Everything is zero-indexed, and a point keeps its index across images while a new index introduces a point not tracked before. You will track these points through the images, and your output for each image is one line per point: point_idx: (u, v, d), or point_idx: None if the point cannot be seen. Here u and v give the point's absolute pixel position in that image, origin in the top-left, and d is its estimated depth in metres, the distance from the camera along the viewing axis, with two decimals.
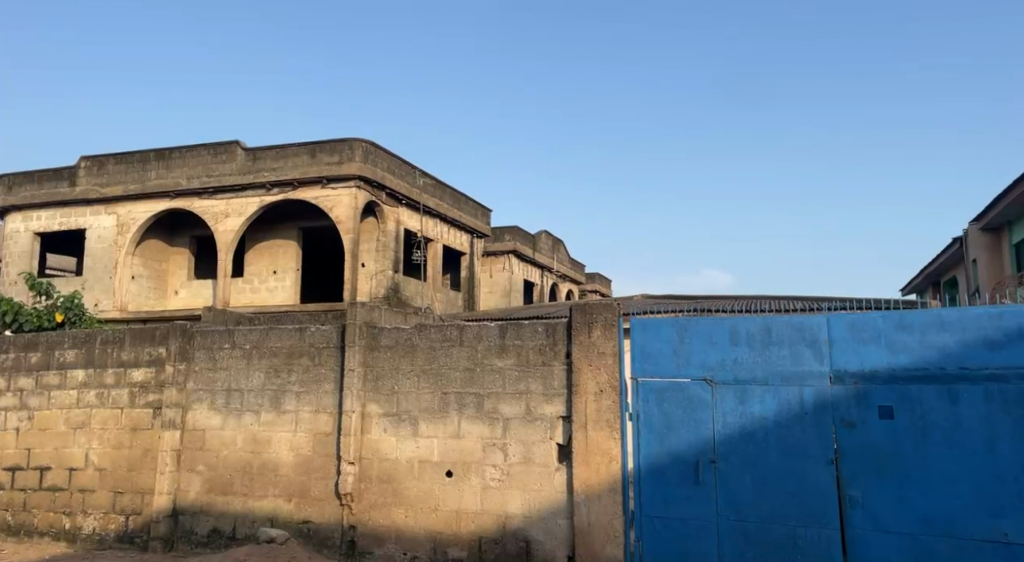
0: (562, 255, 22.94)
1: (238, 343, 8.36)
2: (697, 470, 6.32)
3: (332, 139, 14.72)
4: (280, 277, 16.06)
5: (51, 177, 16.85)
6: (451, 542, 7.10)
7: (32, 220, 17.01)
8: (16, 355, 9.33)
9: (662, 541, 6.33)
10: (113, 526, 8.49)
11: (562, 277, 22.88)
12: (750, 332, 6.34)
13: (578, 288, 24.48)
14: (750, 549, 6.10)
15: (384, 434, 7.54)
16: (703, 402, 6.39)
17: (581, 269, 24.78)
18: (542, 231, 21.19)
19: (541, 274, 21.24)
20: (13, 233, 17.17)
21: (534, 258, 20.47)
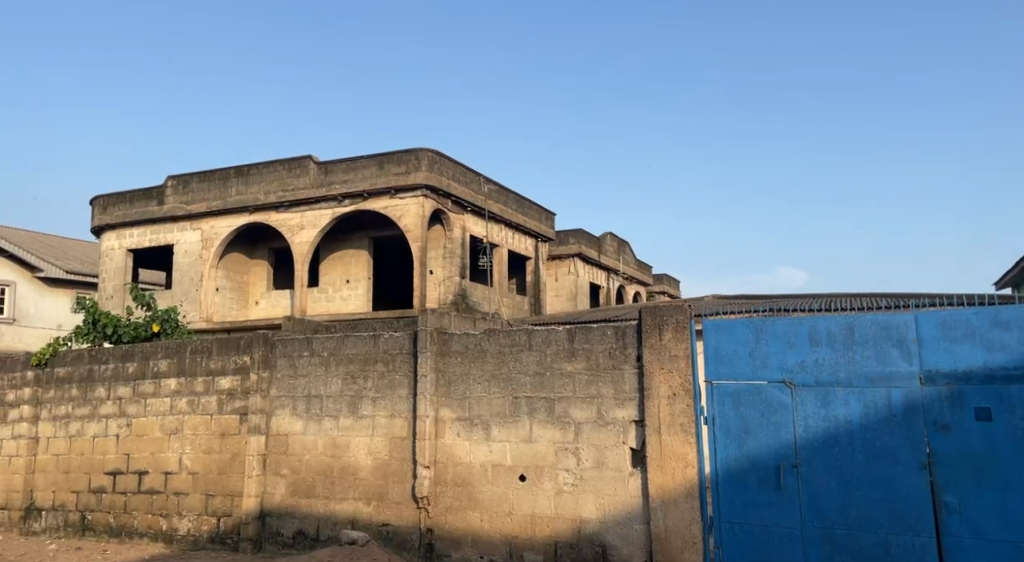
0: (629, 256, 22.87)
1: (316, 351, 8.66)
2: (778, 475, 6.31)
3: (399, 150, 15.05)
4: (353, 286, 16.50)
5: (141, 197, 17.70)
6: (528, 546, 7.23)
7: (125, 237, 17.90)
8: (115, 366, 9.86)
9: (744, 547, 6.34)
10: (206, 527, 8.90)
11: (629, 279, 22.82)
12: (832, 333, 6.31)
13: (645, 289, 24.36)
14: (838, 557, 6.06)
15: (457, 437, 7.74)
16: (783, 404, 6.38)
17: (649, 270, 24.66)
18: (608, 233, 21.18)
19: (607, 277, 21.22)
20: (109, 250, 18.13)
21: (600, 260, 20.47)
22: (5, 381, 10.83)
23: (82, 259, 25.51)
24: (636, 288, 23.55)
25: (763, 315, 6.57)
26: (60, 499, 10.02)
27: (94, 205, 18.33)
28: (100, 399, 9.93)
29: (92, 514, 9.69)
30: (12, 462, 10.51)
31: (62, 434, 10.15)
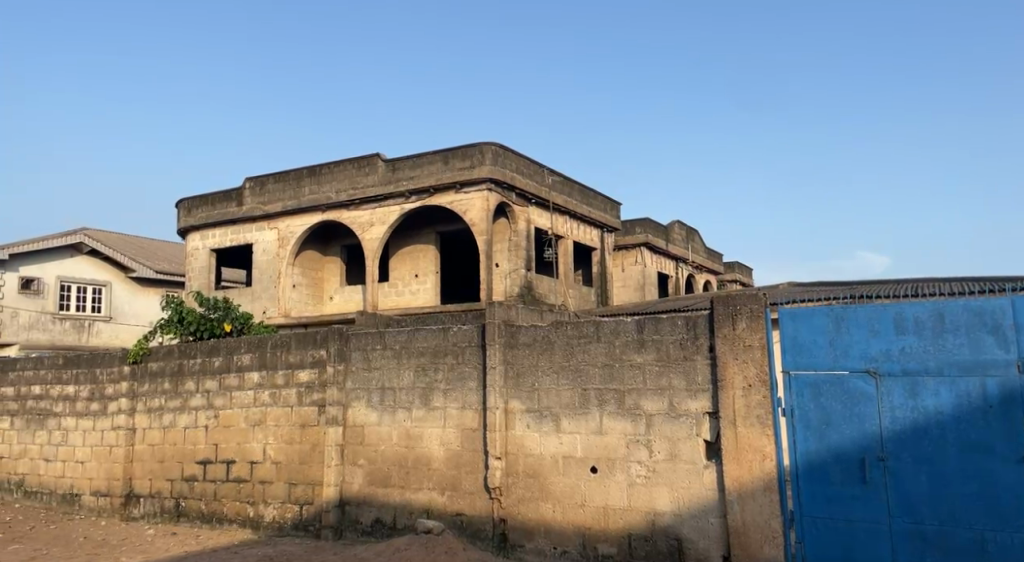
0: (697, 245, 22.64)
1: (389, 344, 8.91)
2: (863, 469, 6.26)
3: (463, 145, 15.24)
4: (421, 280, 16.87)
5: (222, 199, 18.43)
6: (601, 538, 7.33)
7: (208, 238, 18.68)
8: (203, 360, 10.33)
9: (828, 542, 6.32)
10: (290, 515, 9.28)
11: (698, 267, 22.60)
12: (919, 320, 6.22)
13: (716, 278, 24.08)
14: (928, 553, 5.99)
15: (527, 429, 7.89)
16: (867, 395, 6.32)
17: (719, 258, 24.37)
18: (675, 221, 21.00)
19: (675, 266, 21.07)
20: (195, 251, 18.95)
21: (668, 249, 20.32)
22: (103, 375, 11.44)
23: (168, 260, 26.63)
24: (706, 277, 23.32)
25: (844, 303, 6.52)
26: (156, 486, 10.57)
27: (179, 208, 19.17)
28: (189, 391, 10.41)
29: (184, 501, 10.21)
30: (112, 452, 11.13)
31: (156, 426, 10.70)
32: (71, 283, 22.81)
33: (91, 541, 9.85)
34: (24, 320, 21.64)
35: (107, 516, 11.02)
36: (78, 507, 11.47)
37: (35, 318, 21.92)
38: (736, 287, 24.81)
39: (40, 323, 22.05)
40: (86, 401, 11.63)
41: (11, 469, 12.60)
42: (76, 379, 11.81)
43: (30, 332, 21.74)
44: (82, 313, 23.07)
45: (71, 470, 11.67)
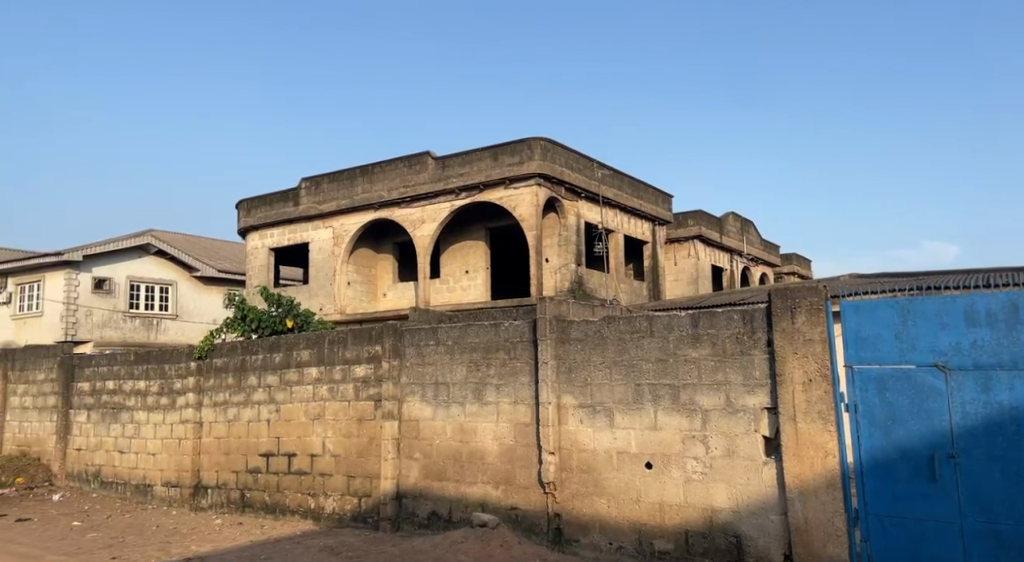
0: (753, 237, 22.35)
1: (441, 340, 9.05)
2: (933, 466, 6.17)
3: (513, 140, 15.30)
4: (472, 276, 17.03)
5: (279, 199, 18.86)
6: (656, 534, 7.36)
7: (267, 237, 19.14)
8: (264, 356, 10.61)
9: (896, 541, 6.25)
10: (350, 506, 9.51)
11: (754, 260, 22.32)
12: (991, 312, 6.11)
13: (772, 270, 23.74)
14: (1003, 553, 5.90)
15: (580, 424, 7.94)
16: (936, 390, 6.23)
17: (775, 250, 24.01)
18: (729, 213, 20.76)
19: (729, 259, 20.84)
20: (254, 250, 19.44)
21: (722, 242, 20.10)
22: (172, 371, 11.83)
23: (230, 259, 27.32)
24: (762, 269, 23.00)
25: (910, 295, 6.43)
26: (222, 478, 10.91)
27: (238, 209, 19.69)
28: (252, 386, 10.71)
29: (249, 493, 10.52)
30: (181, 444, 11.52)
31: (221, 419, 11.03)
32: (139, 283, 23.61)
33: (164, 530, 10.24)
34: (97, 318, 22.47)
35: (177, 506, 11.42)
36: (150, 497, 11.91)
37: (107, 316, 22.75)
38: (793, 279, 24.39)
39: (112, 321, 22.90)
40: (155, 396, 12.04)
41: (88, 461, 13.13)
42: (147, 375, 12.24)
43: (102, 330, 22.58)
44: (150, 311, 23.87)
45: (143, 462, 12.11)
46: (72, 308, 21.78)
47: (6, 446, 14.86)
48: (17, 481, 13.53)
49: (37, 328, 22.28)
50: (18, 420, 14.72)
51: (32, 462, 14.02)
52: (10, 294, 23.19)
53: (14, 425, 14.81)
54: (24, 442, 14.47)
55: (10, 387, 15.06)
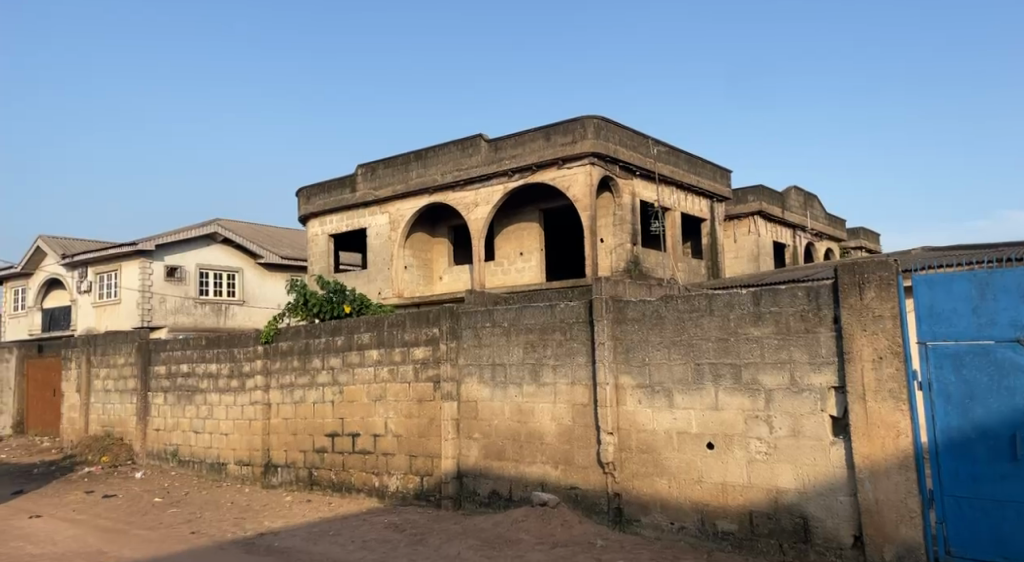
0: (817, 211, 21.84)
1: (498, 322, 9.08)
2: (1014, 445, 6.02)
3: (565, 120, 15.19)
4: (526, 258, 17.08)
5: (337, 186, 19.15)
6: (720, 514, 7.31)
7: (326, 224, 19.47)
8: (327, 339, 10.80)
9: (974, 523, 6.12)
10: (412, 485, 9.69)
11: (818, 235, 21.83)
12: None
13: (838, 245, 23.17)
14: None
15: (639, 405, 7.91)
16: (1017, 366, 6.05)
17: (841, 225, 23.42)
18: (792, 187, 20.29)
19: (792, 235, 20.41)
20: (314, 236, 19.79)
21: (784, 217, 19.68)
22: (240, 354, 12.14)
23: (292, 247, 27.85)
24: (827, 245, 22.46)
25: (989, 268, 6.22)
26: (291, 457, 11.19)
27: (298, 196, 20.08)
28: (316, 368, 10.93)
29: (317, 471, 10.79)
30: (251, 425, 11.83)
31: (288, 400, 11.29)
32: (208, 270, 24.25)
33: (237, 506, 10.56)
34: (170, 305, 23.15)
35: (250, 484, 11.75)
36: (224, 475, 12.27)
37: (180, 303, 23.45)
38: (861, 254, 23.75)
39: (184, 307, 23.62)
40: (226, 378, 12.36)
41: (166, 441, 13.59)
42: (218, 358, 12.58)
43: (176, 316, 23.30)
44: (219, 298, 24.56)
45: (217, 442, 12.47)
46: (147, 295, 22.50)
47: (91, 427, 15.50)
48: (104, 460, 14.23)
49: (115, 315, 23.08)
50: (101, 402, 15.31)
51: (116, 442, 14.60)
52: (89, 283, 24.07)
53: (97, 407, 15.43)
54: (107, 423, 15.06)
55: (92, 370, 15.68)
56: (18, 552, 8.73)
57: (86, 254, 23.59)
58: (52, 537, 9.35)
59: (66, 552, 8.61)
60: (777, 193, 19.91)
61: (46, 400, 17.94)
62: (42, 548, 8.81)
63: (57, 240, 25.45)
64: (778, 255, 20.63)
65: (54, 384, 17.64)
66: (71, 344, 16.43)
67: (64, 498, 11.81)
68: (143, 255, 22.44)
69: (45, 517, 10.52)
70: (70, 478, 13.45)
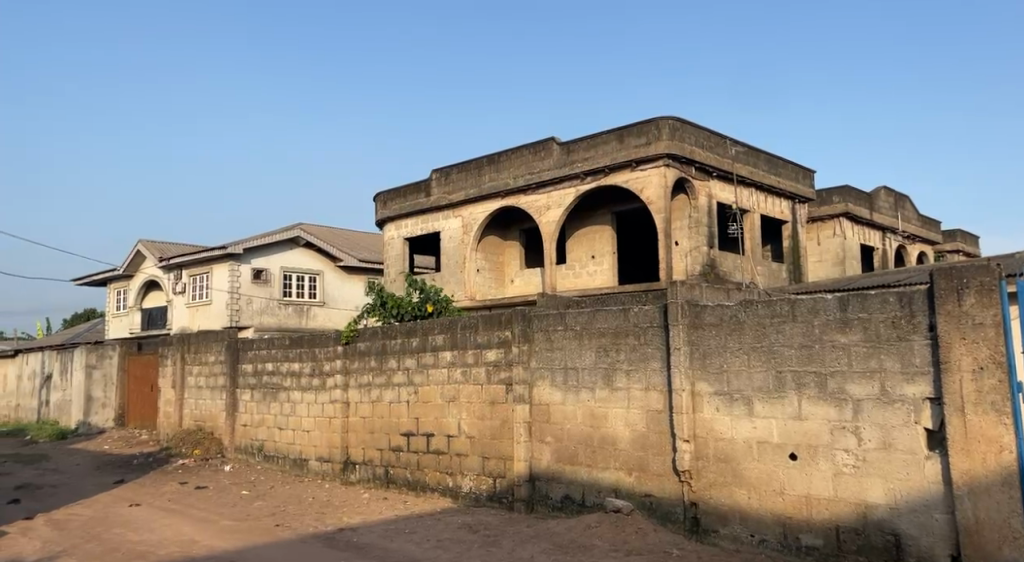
0: (908, 213, 20.97)
1: (570, 325, 8.96)
2: None
3: (639, 121, 14.97)
4: (599, 262, 16.91)
5: (413, 190, 19.35)
6: (803, 528, 7.02)
7: (401, 227, 19.69)
8: (402, 340, 10.87)
9: None
10: (485, 487, 9.66)
11: (910, 237, 20.95)
12: None
13: (931, 248, 22.20)
14: None
15: (717, 412, 7.67)
16: None
17: (935, 227, 22.42)
18: (881, 188, 19.53)
19: (881, 237, 19.66)
20: (390, 240, 20.04)
21: (873, 219, 18.96)
22: (321, 354, 12.32)
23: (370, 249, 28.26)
24: (920, 248, 21.55)
25: None
26: (368, 454, 11.31)
27: (375, 201, 20.37)
28: (392, 368, 11.01)
29: (393, 469, 10.88)
30: (330, 422, 12.01)
31: (365, 399, 11.41)
32: (291, 272, 24.84)
33: (318, 500, 10.73)
34: (257, 305, 23.80)
35: (330, 480, 11.92)
36: (306, 471, 12.49)
37: (265, 304, 24.07)
38: (957, 258, 22.68)
39: (269, 308, 24.23)
40: (308, 376, 12.58)
41: (253, 436, 13.91)
42: (299, 357, 12.80)
43: (262, 316, 23.93)
44: (301, 299, 25.11)
45: (299, 438, 12.69)
46: (236, 296, 23.22)
47: (185, 421, 15.99)
48: (195, 453, 14.65)
49: (206, 315, 23.85)
50: (194, 398, 15.79)
51: (206, 436, 15.01)
52: (184, 285, 24.95)
53: (190, 402, 15.92)
54: (199, 418, 15.50)
55: (186, 367, 16.18)
56: (118, 537, 9.07)
57: (180, 257, 24.48)
58: (148, 525, 9.67)
59: (162, 540, 8.88)
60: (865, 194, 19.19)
61: (144, 394, 18.66)
62: (140, 535, 9.12)
63: (154, 243, 26.50)
64: (866, 258, 19.90)
65: (152, 380, 18.32)
66: (167, 341, 17.03)
67: (160, 488, 12.20)
68: (232, 258, 23.15)
69: (143, 506, 10.89)
70: (165, 470, 13.91)
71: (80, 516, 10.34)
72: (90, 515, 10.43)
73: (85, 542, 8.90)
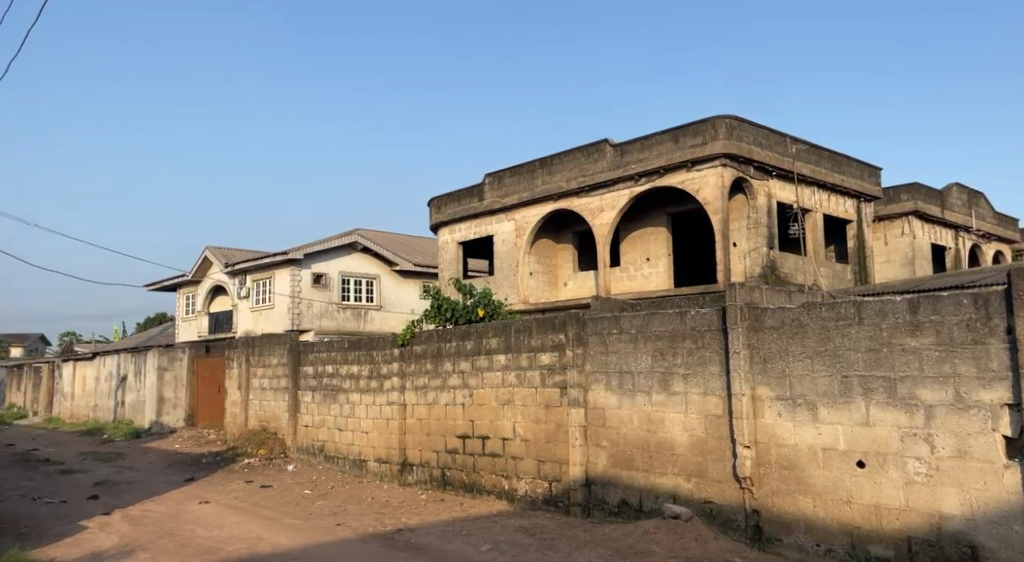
0: (982, 210, 20.19)
1: (625, 328, 8.81)
2: None
3: (695, 121, 14.72)
4: (653, 264, 16.69)
5: (466, 194, 19.40)
6: (872, 538, 6.76)
7: (455, 231, 19.76)
8: (457, 343, 10.86)
9: None
10: (541, 490, 9.58)
11: (984, 235, 20.16)
12: None
13: (1007, 246, 21.32)
14: None
15: (779, 418, 7.45)
16: None
17: (1011, 225, 21.53)
18: (953, 184, 18.83)
19: (953, 236, 18.97)
20: (443, 244, 20.12)
21: (944, 217, 18.30)
22: (378, 356, 12.39)
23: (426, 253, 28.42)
24: (995, 247, 20.72)
25: None
26: (425, 456, 11.33)
27: (430, 206, 20.49)
28: (447, 371, 11.01)
29: (449, 471, 10.87)
30: (388, 424, 12.06)
31: (422, 401, 11.44)
32: (349, 277, 25.16)
33: (376, 501, 10.79)
34: (317, 309, 24.14)
35: (389, 481, 11.98)
36: (365, 472, 12.59)
37: (325, 307, 24.39)
38: None
39: (329, 311, 24.56)
40: (366, 379, 12.67)
41: (314, 437, 14.07)
42: (357, 360, 12.90)
43: (321, 320, 24.28)
44: (359, 303, 25.40)
45: (358, 439, 12.79)
46: (297, 300, 23.61)
47: (250, 421, 16.28)
48: (260, 453, 14.91)
49: (269, 318, 24.29)
50: (258, 399, 16.05)
51: (271, 436, 15.25)
52: (248, 289, 25.48)
53: (255, 403, 16.19)
54: (264, 418, 15.76)
55: (250, 369, 16.47)
56: (189, 534, 9.24)
57: (244, 262, 25.01)
58: (217, 522, 9.84)
59: (230, 537, 9.01)
60: (936, 191, 18.53)
61: (212, 395, 19.09)
62: (210, 532, 9.29)
63: (220, 249, 27.13)
64: (936, 257, 19.17)
65: (219, 381, 18.71)
66: (233, 344, 17.38)
67: (228, 487, 12.42)
68: (292, 263, 23.54)
69: (212, 503, 11.10)
70: (232, 468, 14.17)
71: (153, 512, 10.58)
72: (163, 511, 10.66)
73: (158, 537, 9.10)
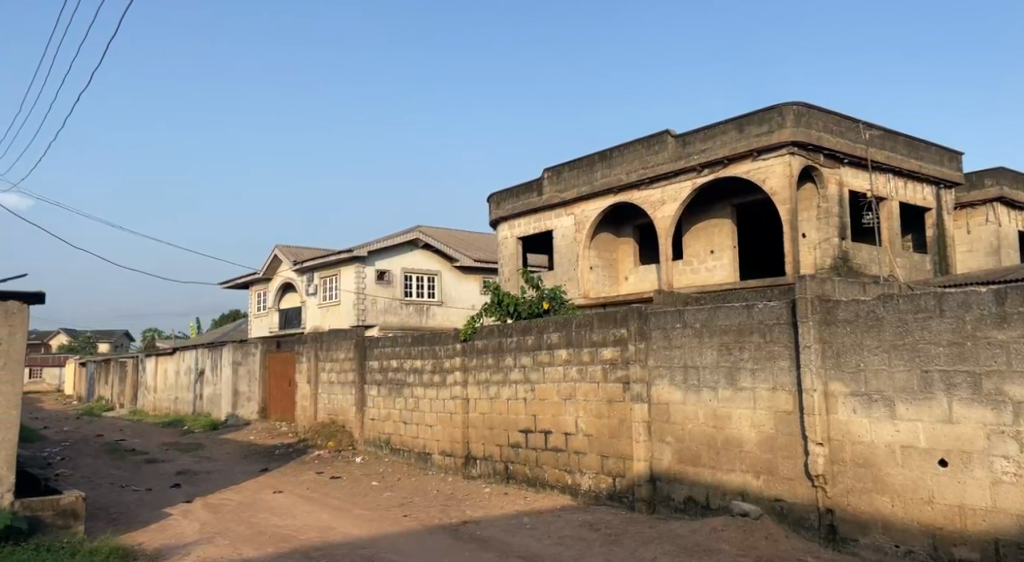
0: None
1: (689, 322, 8.59)
2: None
3: (760, 109, 14.33)
4: (718, 257, 16.34)
5: (525, 190, 19.32)
6: (956, 540, 6.44)
7: (514, 227, 19.70)
8: (518, 338, 10.79)
9: None
10: (605, 485, 9.43)
11: None
12: None
13: None
14: None
15: (854, 415, 7.15)
16: None
17: None
18: None
19: None
20: (503, 240, 20.09)
21: None
22: (441, 351, 12.41)
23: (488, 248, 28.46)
24: None
25: None
26: (488, 450, 11.30)
27: (489, 202, 20.48)
28: (509, 365, 10.95)
29: (512, 465, 10.82)
30: (452, 418, 12.07)
31: (484, 396, 11.41)
32: (411, 273, 25.38)
33: (441, 493, 10.81)
34: (381, 305, 24.40)
35: (454, 474, 11.99)
36: (430, 464, 12.64)
37: (389, 303, 24.64)
38: None
39: (393, 307, 24.81)
40: (430, 373, 12.70)
41: (380, 430, 14.20)
42: (420, 354, 12.94)
43: (386, 315, 24.54)
44: (421, 299, 25.60)
45: (422, 432, 12.84)
46: (362, 296, 23.91)
47: (320, 415, 16.54)
48: (330, 445, 15.14)
49: (336, 314, 24.65)
50: (327, 392, 16.29)
51: (339, 429, 15.46)
52: (315, 286, 25.92)
53: (324, 396, 16.43)
54: (333, 411, 15.98)
55: (319, 364, 16.73)
56: (264, 522, 9.38)
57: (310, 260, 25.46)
58: (290, 511, 9.98)
59: (303, 525, 9.12)
60: None
61: (283, 389, 19.46)
62: (283, 521, 9.42)
63: (287, 246, 27.68)
64: None
65: (289, 375, 19.07)
66: (302, 339, 17.68)
67: (300, 477, 12.63)
68: (356, 260, 23.85)
69: (285, 494, 11.27)
70: (303, 460, 14.42)
71: (231, 501, 10.80)
72: (239, 500, 10.87)
73: (235, 525, 9.26)
